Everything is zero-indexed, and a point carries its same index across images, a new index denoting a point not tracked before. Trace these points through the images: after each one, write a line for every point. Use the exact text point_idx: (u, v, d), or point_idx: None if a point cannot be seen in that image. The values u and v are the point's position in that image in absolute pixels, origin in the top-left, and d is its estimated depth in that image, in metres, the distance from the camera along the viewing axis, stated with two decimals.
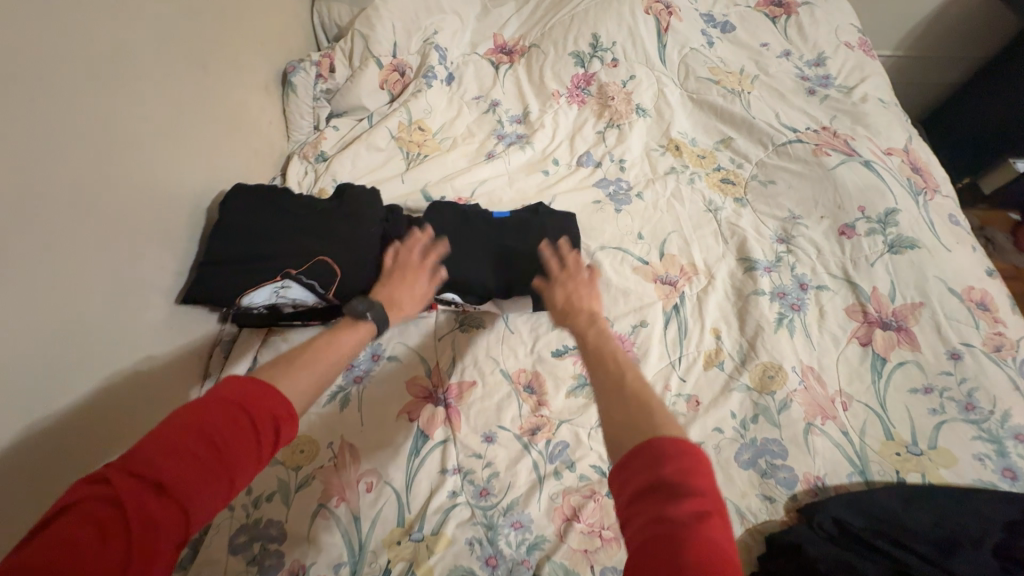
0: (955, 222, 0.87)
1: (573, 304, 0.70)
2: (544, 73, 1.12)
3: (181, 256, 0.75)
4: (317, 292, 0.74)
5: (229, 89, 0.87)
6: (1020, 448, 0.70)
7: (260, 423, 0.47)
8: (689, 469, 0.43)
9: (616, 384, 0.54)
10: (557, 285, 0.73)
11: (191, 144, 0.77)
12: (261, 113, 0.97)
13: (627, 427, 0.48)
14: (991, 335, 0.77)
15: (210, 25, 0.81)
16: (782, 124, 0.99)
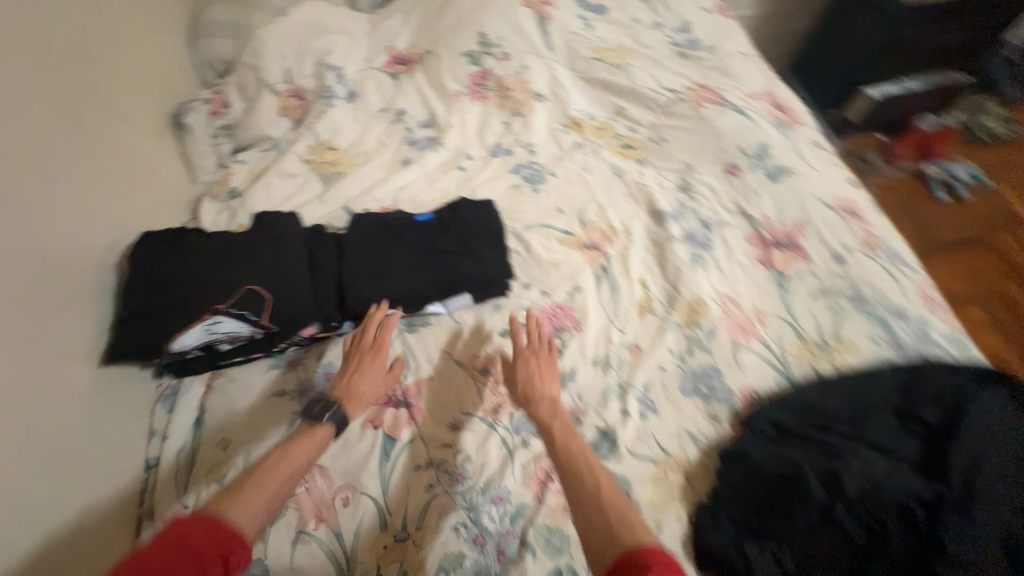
0: (819, 147, 0.99)
1: (531, 391, 0.75)
2: (441, 77, 1.17)
3: (87, 317, 0.70)
4: (249, 321, 0.72)
5: (111, 138, 0.83)
6: (903, 323, 0.82)
7: (212, 560, 0.49)
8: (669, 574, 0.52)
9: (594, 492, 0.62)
10: (522, 363, 0.77)
11: (75, 198, 0.73)
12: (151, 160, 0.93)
13: (611, 540, 0.57)
14: (865, 234, 0.89)
15: (82, 79, 0.78)
16: (661, 87, 1.09)
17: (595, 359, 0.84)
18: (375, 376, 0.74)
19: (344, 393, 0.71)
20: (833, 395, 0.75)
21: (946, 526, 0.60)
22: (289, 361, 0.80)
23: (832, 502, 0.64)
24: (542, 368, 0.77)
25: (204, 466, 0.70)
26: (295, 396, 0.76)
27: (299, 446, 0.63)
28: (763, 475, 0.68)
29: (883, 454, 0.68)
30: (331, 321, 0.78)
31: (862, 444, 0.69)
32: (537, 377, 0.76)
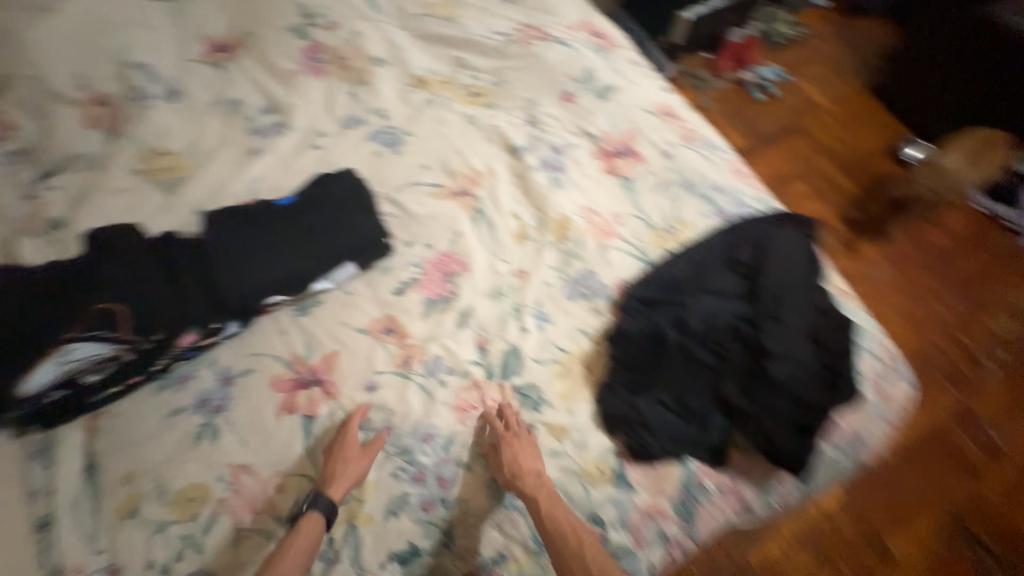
0: (635, 63, 1.12)
1: (515, 469, 0.73)
2: (270, 58, 1.11)
3: None
4: (110, 340, 0.71)
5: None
6: (723, 195, 0.99)
7: None
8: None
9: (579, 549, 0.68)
10: (503, 445, 0.75)
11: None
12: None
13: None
14: (682, 130, 1.05)
15: None
16: (491, 31, 1.14)
17: (488, 291, 0.91)
18: (352, 457, 0.73)
19: (325, 480, 0.71)
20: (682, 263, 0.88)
21: (767, 336, 0.77)
22: (179, 377, 0.78)
23: (688, 347, 0.79)
24: (522, 440, 0.75)
25: (115, 502, 0.70)
26: (196, 409, 0.76)
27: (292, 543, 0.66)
28: (630, 338, 0.82)
29: (724, 298, 0.82)
30: (209, 324, 0.77)
31: (708, 295, 0.83)
32: (518, 451, 0.74)
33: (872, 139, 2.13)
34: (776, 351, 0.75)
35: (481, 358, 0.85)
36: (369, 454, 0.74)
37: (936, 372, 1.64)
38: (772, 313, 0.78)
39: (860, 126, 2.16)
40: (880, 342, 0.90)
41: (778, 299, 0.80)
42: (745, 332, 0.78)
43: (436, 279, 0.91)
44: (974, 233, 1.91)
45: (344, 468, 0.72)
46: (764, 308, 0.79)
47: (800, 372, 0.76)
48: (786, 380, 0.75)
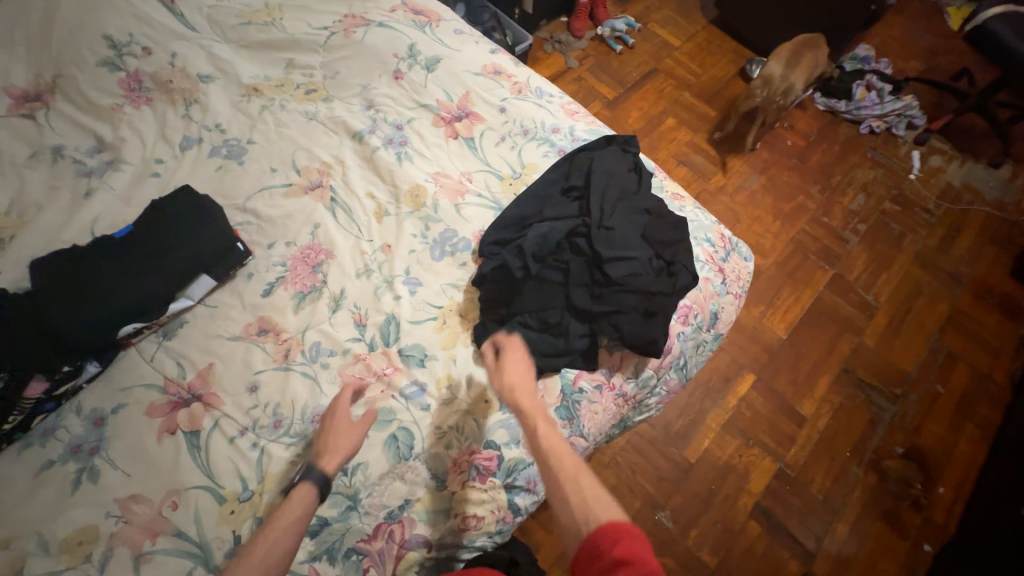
0: (459, 32, 1.18)
1: (516, 395, 0.78)
2: (85, 96, 1.06)
3: None
4: None
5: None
6: (559, 135, 1.07)
7: None
8: (616, 547, 0.60)
9: (575, 480, 0.67)
10: (504, 372, 0.80)
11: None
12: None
13: (585, 517, 0.64)
14: (513, 84, 1.12)
15: None
16: (314, 27, 1.15)
17: (357, 272, 0.93)
18: (342, 429, 0.76)
19: (318, 454, 0.74)
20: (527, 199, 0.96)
21: (601, 240, 0.85)
22: (42, 433, 0.76)
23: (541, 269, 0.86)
24: (517, 365, 0.81)
25: None
26: (69, 457, 0.74)
27: (285, 508, 0.68)
28: (491, 278, 0.88)
29: (565, 218, 0.90)
30: (59, 369, 0.75)
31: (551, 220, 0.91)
32: (515, 377, 0.80)
33: (722, 67, 2.33)
34: (610, 253, 0.84)
35: (362, 334, 0.88)
36: (360, 425, 0.77)
37: (810, 255, 1.87)
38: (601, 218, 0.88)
39: (711, 57, 2.36)
40: (715, 231, 1.02)
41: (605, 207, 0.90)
42: (582, 241, 0.87)
43: (303, 272, 0.93)
44: (820, 129, 2.16)
45: (340, 434, 0.75)
46: (597, 217, 0.88)
47: (636, 266, 0.85)
48: (625, 277, 0.84)
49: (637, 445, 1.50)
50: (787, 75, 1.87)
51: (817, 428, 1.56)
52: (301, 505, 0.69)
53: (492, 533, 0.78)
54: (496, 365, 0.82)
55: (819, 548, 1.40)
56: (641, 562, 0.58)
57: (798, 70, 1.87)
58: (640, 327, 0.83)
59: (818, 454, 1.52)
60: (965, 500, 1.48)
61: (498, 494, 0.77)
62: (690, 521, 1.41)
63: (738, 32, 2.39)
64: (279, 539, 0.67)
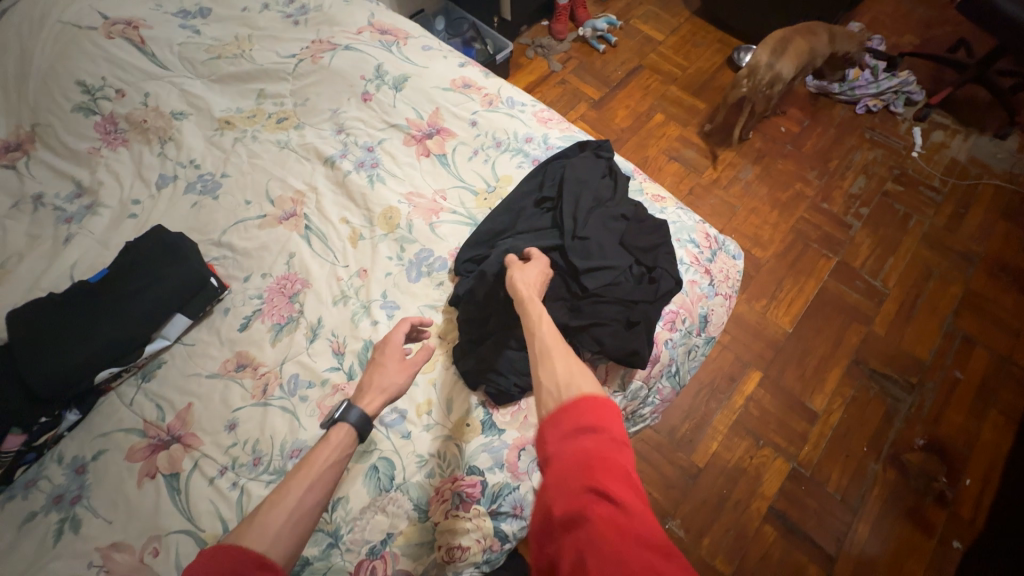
0: (428, 48, 1.17)
1: (527, 295, 0.74)
2: (63, 142, 1.08)
3: None
4: None
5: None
6: (533, 144, 1.05)
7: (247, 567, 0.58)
8: (586, 414, 0.56)
9: (565, 358, 0.64)
10: (519, 280, 0.77)
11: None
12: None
13: (567, 387, 0.60)
14: (484, 97, 1.11)
15: None
16: (283, 56, 1.16)
17: (334, 299, 0.92)
18: (394, 367, 0.79)
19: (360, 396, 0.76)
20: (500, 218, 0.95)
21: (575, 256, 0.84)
22: (24, 484, 0.77)
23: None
24: (533, 277, 0.78)
25: None
26: (50, 507, 0.74)
27: (325, 447, 0.70)
28: (468, 296, 0.86)
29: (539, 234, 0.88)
30: (37, 420, 0.76)
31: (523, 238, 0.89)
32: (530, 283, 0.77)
33: (710, 58, 2.29)
34: (586, 264, 0.82)
35: (341, 363, 0.86)
36: (412, 364, 0.79)
37: (812, 245, 1.80)
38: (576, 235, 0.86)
39: (697, 49, 2.32)
40: (700, 231, 0.99)
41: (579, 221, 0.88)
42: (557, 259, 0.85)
43: (280, 303, 0.92)
44: (814, 113, 2.10)
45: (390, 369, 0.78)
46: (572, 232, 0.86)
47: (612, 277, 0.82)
48: (603, 287, 0.81)
49: (641, 453, 1.46)
50: (773, 63, 1.82)
51: (830, 423, 1.50)
52: (345, 441, 0.71)
53: (479, 563, 0.75)
54: (511, 273, 0.79)
55: (840, 551, 1.34)
56: (608, 432, 0.55)
57: (784, 58, 1.82)
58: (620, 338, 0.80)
59: (832, 450, 1.46)
60: (993, 492, 1.41)
61: (483, 522, 0.75)
62: (701, 529, 1.36)
63: (723, 21, 2.35)
64: (328, 468, 0.68)
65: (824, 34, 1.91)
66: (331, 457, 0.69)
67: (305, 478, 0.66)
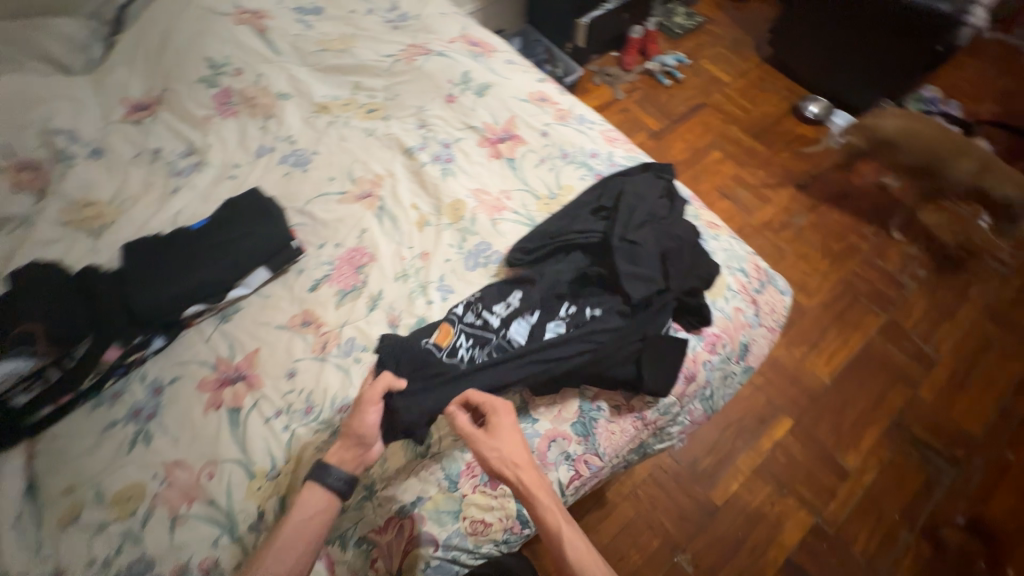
0: (511, 62, 1.27)
1: (517, 471, 0.73)
2: (185, 107, 1.22)
3: None
4: (32, 359, 0.78)
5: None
6: (597, 159, 1.11)
7: None
8: None
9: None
10: (498, 448, 0.74)
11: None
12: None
13: None
14: (557, 111, 1.18)
15: None
16: (381, 54, 1.28)
17: (395, 275, 1.00)
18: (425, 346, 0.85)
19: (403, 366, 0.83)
20: (402, 366, 0.83)
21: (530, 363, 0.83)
22: (111, 394, 0.86)
23: (559, 288, 0.92)
24: (507, 430, 0.76)
25: (57, 512, 0.76)
26: (129, 419, 0.84)
27: (298, 511, 0.71)
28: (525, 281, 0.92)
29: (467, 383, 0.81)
30: (132, 339, 0.86)
31: (439, 391, 0.80)
32: (504, 443, 0.75)
33: (776, 104, 2.30)
34: (629, 268, 0.88)
35: (393, 334, 0.93)
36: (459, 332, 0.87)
37: (863, 299, 1.76)
38: (520, 341, 0.86)
39: (763, 93, 2.34)
40: (751, 262, 1.01)
41: (515, 331, 0.87)
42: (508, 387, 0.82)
43: (347, 271, 1.00)
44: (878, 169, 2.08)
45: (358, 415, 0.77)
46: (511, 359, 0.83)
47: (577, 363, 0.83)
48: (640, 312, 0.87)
49: (658, 480, 1.44)
50: (879, 117, 1.80)
51: (861, 484, 1.43)
52: (319, 502, 0.72)
53: (498, 541, 0.78)
54: (481, 449, 0.74)
55: None
56: None
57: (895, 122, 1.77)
58: (647, 355, 0.85)
59: (862, 511, 1.40)
60: None
61: (507, 503, 0.78)
62: (712, 568, 1.33)
63: (792, 70, 2.37)
64: (297, 528, 0.70)
65: (975, 161, 1.68)
66: (307, 518, 0.71)
67: (276, 545, 0.69)
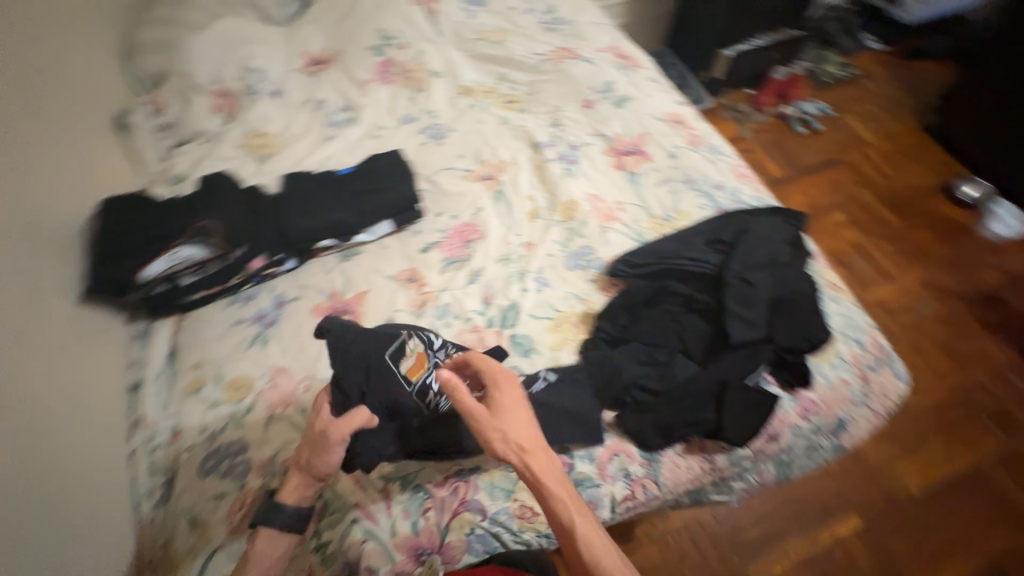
0: (654, 80, 1.28)
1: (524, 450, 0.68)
2: (352, 68, 1.37)
3: (60, 261, 0.85)
4: (204, 249, 0.95)
5: (53, 117, 0.93)
6: (722, 192, 1.08)
7: None
8: None
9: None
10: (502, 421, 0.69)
11: (24, 163, 0.81)
12: (91, 148, 1.05)
13: None
14: (691, 136, 1.17)
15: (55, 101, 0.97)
16: (532, 52, 1.36)
17: (499, 257, 1.05)
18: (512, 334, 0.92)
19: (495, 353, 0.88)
20: (371, 397, 0.76)
21: None
22: (245, 296, 0.98)
23: (653, 310, 0.92)
24: (511, 401, 0.71)
25: (185, 381, 0.89)
26: (253, 321, 0.95)
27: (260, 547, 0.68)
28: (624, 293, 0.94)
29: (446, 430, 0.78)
30: (274, 253, 0.99)
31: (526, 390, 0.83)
32: (507, 415, 0.70)
33: (924, 177, 2.07)
34: (736, 307, 0.85)
35: (485, 310, 0.97)
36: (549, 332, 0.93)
37: (982, 415, 1.53)
38: None
39: (912, 162, 2.12)
40: (872, 337, 0.93)
41: None
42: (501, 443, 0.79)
43: (456, 243, 1.07)
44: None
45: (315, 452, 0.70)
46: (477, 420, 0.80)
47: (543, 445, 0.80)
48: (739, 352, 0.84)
49: (694, 535, 1.35)
50: None
51: None
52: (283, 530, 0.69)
53: (541, 532, 0.80)
54: (483, 422, 0.69)
55: None
56: None
57: None
58: (728, 400, 0.81)
59: None
60: None
61: None
62: None
63: (952, 143, 2.12)
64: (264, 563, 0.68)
65: None
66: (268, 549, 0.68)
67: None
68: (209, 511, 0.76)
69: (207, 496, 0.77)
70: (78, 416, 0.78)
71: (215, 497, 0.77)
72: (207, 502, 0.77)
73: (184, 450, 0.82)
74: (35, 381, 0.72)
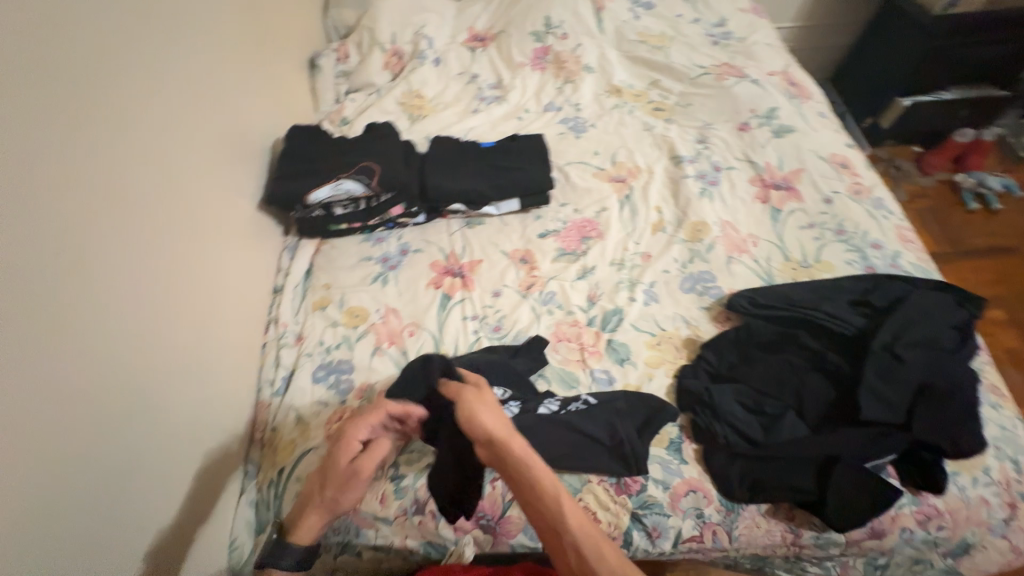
0: (824, 116, 1.18)
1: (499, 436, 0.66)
2: (510, 49, 1.42)
3: (245, 169, 1.00)
4: (362, 186, 1.04)
5: (259, 51, 1.09)
6: (878, 252, 0.97)
7: None
8: None
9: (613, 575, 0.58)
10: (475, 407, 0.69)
11: (234, 84, 0.97)
12: (284, 81, 1.22)
13: None
14: (853, 183, 1.07)
15: (264, 38, 1.13)
16: (693, 63, 1.31)
17: (613, 260, 1.04)
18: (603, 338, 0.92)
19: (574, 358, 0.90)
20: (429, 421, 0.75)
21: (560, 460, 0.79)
22: (377, 238, 1.08)
23: (768, 356, 0.86)
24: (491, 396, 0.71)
25: (314, 297, 1.00)
26: (379, 261, 1.04)
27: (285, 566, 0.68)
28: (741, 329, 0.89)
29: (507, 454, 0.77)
30: (412, 205, 1.07)
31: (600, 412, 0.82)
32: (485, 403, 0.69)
33: None
34: (874, 380, 0.77)
35: (588, 308, 0.97)
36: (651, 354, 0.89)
37: None
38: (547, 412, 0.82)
39: None
40: None
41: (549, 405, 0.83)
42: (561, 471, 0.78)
43: (574, 236, 1.07)
44: None
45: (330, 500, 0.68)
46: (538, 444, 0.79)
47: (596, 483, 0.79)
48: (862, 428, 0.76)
49: None
50: None
51: None
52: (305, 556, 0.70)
53: None
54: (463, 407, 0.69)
55: None
56: None
57: None
58: (838, 474, 0.73)
59: None
60: None
61: (621, 516, 0.77)
62: None
63: None
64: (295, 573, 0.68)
65: None
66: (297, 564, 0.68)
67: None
68: (312, 414, 0.85)
69: (313, 400, 0.87)
70: (239, 297, 0.94)
71: (320, 404, 0.86)
72: (312, 406, 0.86)
73: (301, 356, 0.92)
74: (213, 258, 0.88)
